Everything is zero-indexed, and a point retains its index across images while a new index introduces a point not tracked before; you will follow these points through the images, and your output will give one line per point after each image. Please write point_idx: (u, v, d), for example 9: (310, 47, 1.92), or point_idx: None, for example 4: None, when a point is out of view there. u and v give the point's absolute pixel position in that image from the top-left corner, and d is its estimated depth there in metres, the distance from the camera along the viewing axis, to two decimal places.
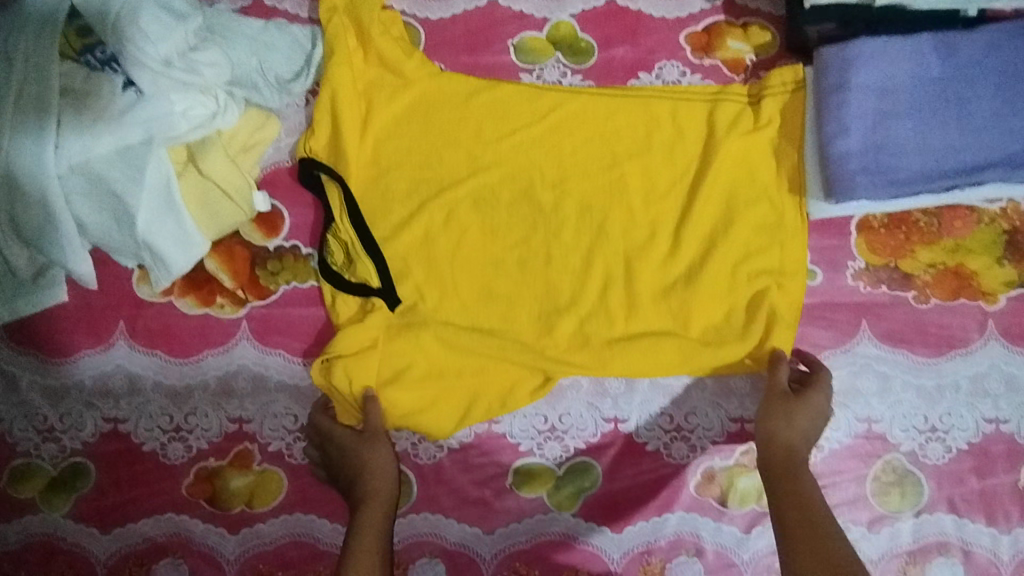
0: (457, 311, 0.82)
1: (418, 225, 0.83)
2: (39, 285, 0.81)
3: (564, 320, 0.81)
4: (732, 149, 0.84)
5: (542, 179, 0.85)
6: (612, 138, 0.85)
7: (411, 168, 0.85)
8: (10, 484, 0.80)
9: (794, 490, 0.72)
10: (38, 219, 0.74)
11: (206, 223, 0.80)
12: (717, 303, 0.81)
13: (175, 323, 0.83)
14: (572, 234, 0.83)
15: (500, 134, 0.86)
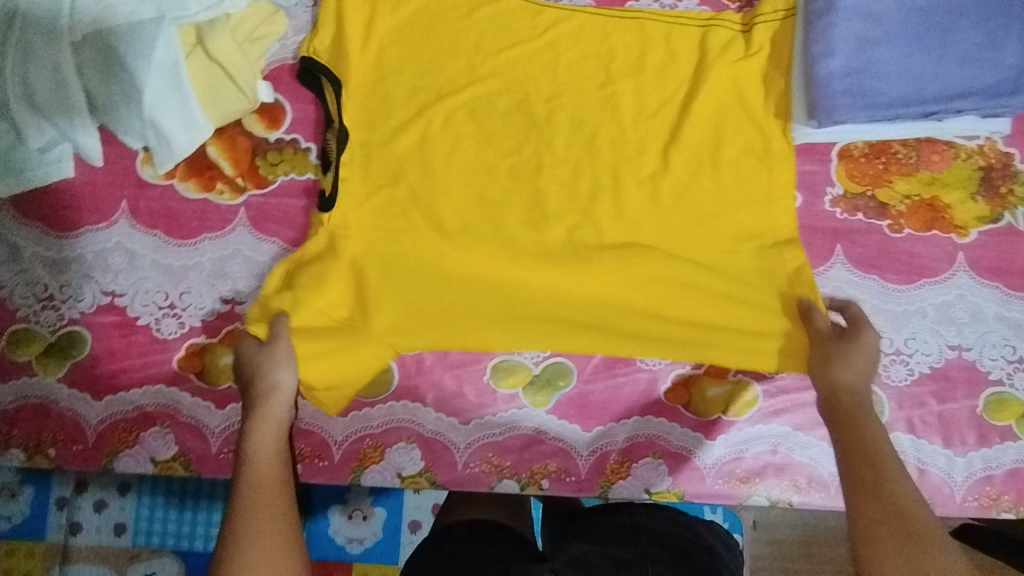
0: (450, 213, 0.84)
1: (416, 128, 0.86)
2: (48, 159, 0.84)
3: (552, 226, 0.84)
4: (721, 75, 0.87)
5: (538, 92, 0.87)
6: (607, 56, 0.88)
7: (410, 74, 0.87)
8: (8, 346, 0.84)
9: (851, 430, 0.72)
10: (48, 85, 0.78)
11: (210, 108, 0.83)
12: (703, 226, 0.84)
13: (176, 205, 0.86)
14: (563, 146, 0.86)
15: (499, 48, 0.88)
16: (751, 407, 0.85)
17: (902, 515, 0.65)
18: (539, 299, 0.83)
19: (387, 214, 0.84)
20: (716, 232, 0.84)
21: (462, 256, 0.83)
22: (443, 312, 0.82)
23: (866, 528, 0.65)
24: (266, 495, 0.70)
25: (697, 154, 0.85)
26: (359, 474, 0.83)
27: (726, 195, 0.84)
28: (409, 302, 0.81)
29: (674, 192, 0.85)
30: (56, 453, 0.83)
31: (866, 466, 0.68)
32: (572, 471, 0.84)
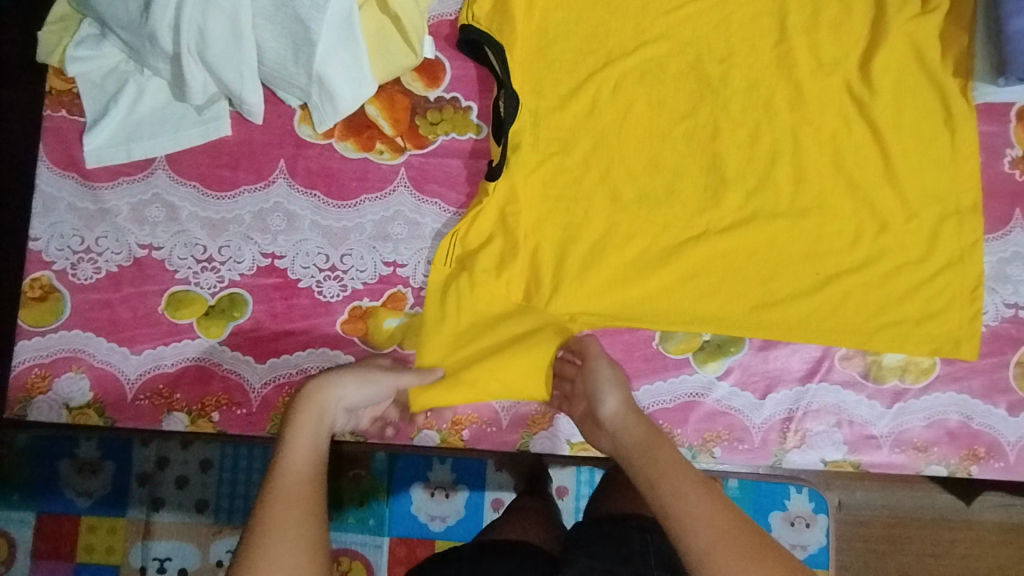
0: (625, 181, 0.80)
1: (585, 93, 0.81)
2: (205, 117, 0.83)
3: (731, 192, 0.80)
4: (899, 31, 0.81)
5: (710, 54, 0.82)
6: (778, 14, 0.82)
7: (578, 39, 0.83)
8: (168, 309, 0.82)
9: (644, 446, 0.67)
10: (224, 38, 0.76)
11: (377, 63, 0.80)
12: (883, 191, 0.80)
13: (335, 165, 0.84)
14: (739, 108, 0.81)
15: (667, 8, 0.83)
16: (928, 375, 0.82)
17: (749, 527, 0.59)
18: (716, 279, 0.79)
19: (557, 187, 0.80)
20: (894, 201, 0.80)
21: (630, 223, 0.80)
22: (617, 285, 0.79)
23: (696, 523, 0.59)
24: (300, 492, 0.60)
25: (877, 117, 0.80)
26: (528, 441, 0.82)
27: (892, 161, 0.80)
28: (587, 281, 0.79)
29: (851, 154, 0.80)
30: (219, 417, 0.81)
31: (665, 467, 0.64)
32: (745, 439, 0.82)
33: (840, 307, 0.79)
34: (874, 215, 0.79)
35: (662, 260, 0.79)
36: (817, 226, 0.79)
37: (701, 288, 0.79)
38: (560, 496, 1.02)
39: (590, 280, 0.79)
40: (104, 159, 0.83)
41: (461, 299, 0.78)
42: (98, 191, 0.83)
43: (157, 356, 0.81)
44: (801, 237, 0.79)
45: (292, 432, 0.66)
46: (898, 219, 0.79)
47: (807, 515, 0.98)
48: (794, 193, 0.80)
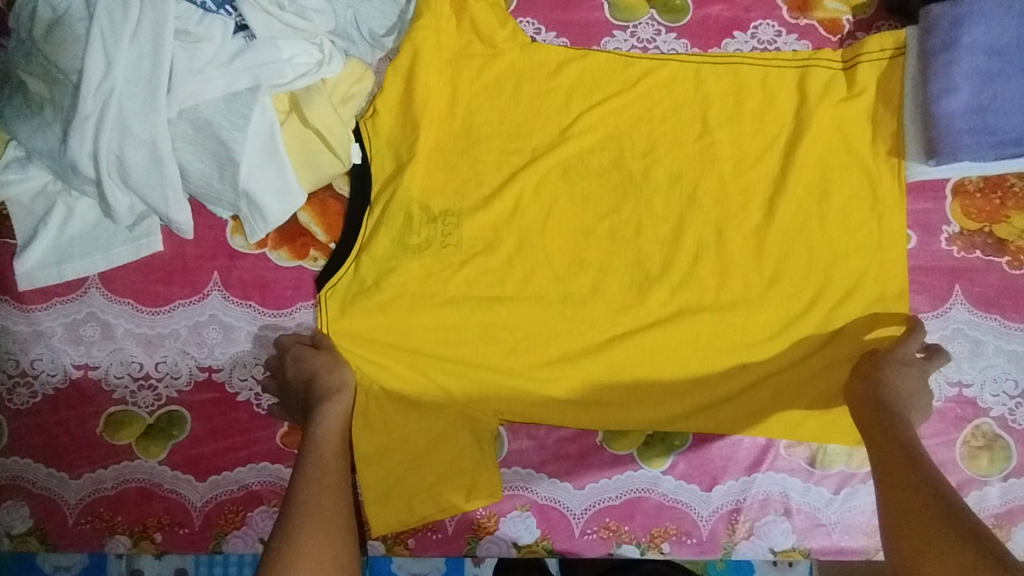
0: (549, 282, 0.80)
1: (508, 192, 0.81)
2: (136, 234, 0.82)
3: (657, 288, 0.80)
4: (823, 117, 0.81)
5: (633, 147, 0.83)
6: (700, 105, 0.83)
7: (502, 138, 0.83)
8: (106, 430, 0.81)
9: (880, 449, 0.69)
10: (145, 164, 0.74)
11: (304, 174, 0.80)
12: (809, 280, 0.80)
13: (269, 274, 0.83)
14: (662, 203, 0.81)
15: (589, 105, 0.83)
16: None
17: (940, 498, 0.60)
18: (640, 375, 0.79)
19: (480, 292, 0.80)
20: (822, 291, 0.80)
21: (560, 324, 0.80)
22: (548, 388, 0.79)
23: (894, 500, 0.63)
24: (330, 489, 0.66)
25: (804, 205, 0.81)
26: (475, 545, 0.81)
27: (837, 253, 0.80)
28: (508, 384, 0.79)
29: (777, 242, 0.80)
30: (162, 538, 0.80)
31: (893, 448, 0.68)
32: (694, 533, 0.81)
33: (767, 397, 0.79)
34: (801, 306, 0.79)
35: (590, 359, 0.79)
36: (741, 321, 0.79)
37: (625, 384, 0.79)
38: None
39: (517, 386, 0.79)
40: (37, 280, 0.81)
41: (382, 408, 0.79)
42: (31, 313, 0.83)
43: (97, 478, 0.81)
44: (727, 331, 0.79)
45: (299, 481, 0.67)
46: (826, 307, 0.79)
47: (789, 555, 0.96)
48: (719, 289, 0.80)
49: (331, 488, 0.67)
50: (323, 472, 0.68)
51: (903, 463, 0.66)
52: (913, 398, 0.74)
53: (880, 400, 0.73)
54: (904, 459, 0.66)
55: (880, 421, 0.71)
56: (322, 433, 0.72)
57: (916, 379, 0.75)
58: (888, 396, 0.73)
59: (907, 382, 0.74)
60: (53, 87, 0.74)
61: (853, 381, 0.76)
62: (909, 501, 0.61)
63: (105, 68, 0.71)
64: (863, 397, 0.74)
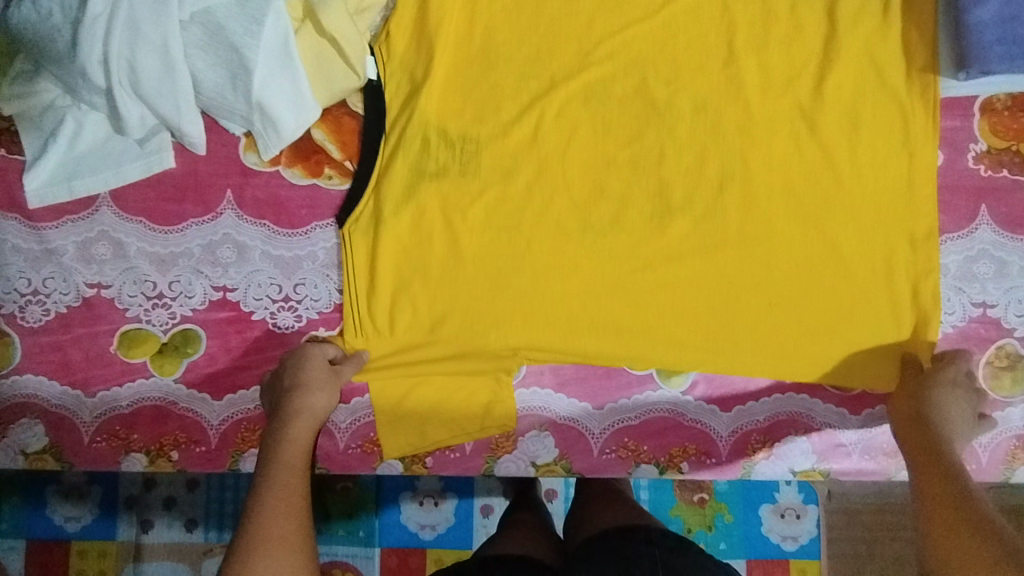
0: (569, 210, 0.78)
1: (527, 117, 0.78)
2: (147, 150, 0.80)
3: (677, 218, 0.78)
4: (850, 44, 0.80)
5: (656, 73, 0.79)
6: (725, 29, 0.80)
7: (520, 62, 0.79)
8: (121, 348, 0.80)
9: (918, 450, 0.72)
10: (155, 69, 0.73)
11: (318, 86, 0.78)
12: (836, 205, 0.79)
13: (284, 192, 0.82)
14: (687, 130, 0.79)
15: (610, 27, 0.80)
16: None
17: (973, 505, 0.65)
18: (665, 308, 0.77)
19: (497, 220, 0.78)
20: (850, 227, 0.78)
21: (580, 253, 0.77)
22: (569, 319, 0.77)
23: (932, 504, 0.67)
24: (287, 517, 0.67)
25: (833, 134, 0.79)
26: (492, 464, 0.81)
27: (863, 178, 0.79)
28: (527, 315, 0.77)
29: (804, 170, 0.79)
30: (179, 456, 0.80)
31: (925, 446, 0.72)
32: (713, 453, 0.80)
33: (794, 330, 0.78)
34: (828, 241, 0.78)
35: (612, 289, 0.77)
36: (765, 249, 0.78)
37: (648, 315, 0.77)
38: (548, 499, 1.07)
39: (536, 318, 0.77)
40: (47, 198, 0.80)
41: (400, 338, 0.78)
42: (42, 231, 0.81)
43: (112, 396, 0.80)
44: (751, 262, 0.78)
45: (257, 499, 0.68)
46: (850, 232, 0.78)
47: (797, 508, 1.06)
48: (744, 222, 0.78)
49: (290, 509, 0.68)
50: (285, 492, 0.68)
51: (936, 466, 0.70)
52: (957, 422, 0.74)
53: (923, 417, 0.73)
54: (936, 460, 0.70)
55: (918, 437, 0.73)
56: (288, 453, 0.71)
57: (962, 405, 0.74)
58: (936, 419, 0.73)
59: (953, 409, 0.74)
60: None
61: (899, 397, 0.77)
62: (944, 499, 0.67)
63: None
64: (904, 411, 0.76)
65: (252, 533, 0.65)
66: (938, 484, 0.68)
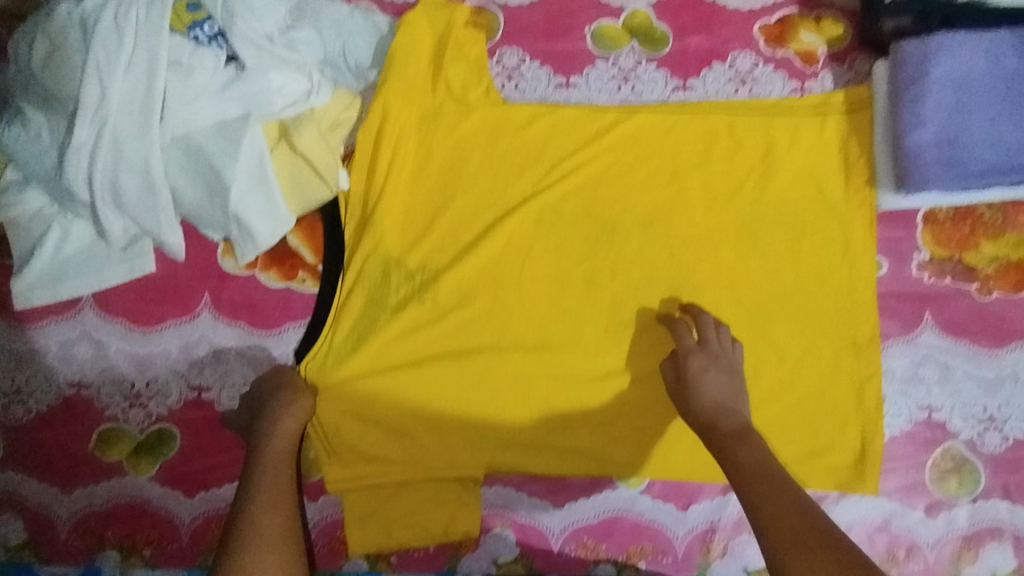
0: (527, 330, 0.84)
1: (483, 244, 0.85)
2: (129, 255, 0.84)
3: (631, 333, 0.84)
4: (789, 164, 0.86)
5: (603, 198, 0.86)
6: (670, 155, 0.87)
7: (477, 191, 0.86)
8: (98, 447, 0.83)
9: (732, 462, 0.69)
10: (137, 189, 0.76)
11: (291, 198, 0.82)
12: (781, 317, 0.84)
13: (259, 295, 0.86)
14: (635, 249, 0.86)
15: (561, 155, 0.87)
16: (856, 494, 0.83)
17: (821, 524, 0.61)
18: (621, 417, 0.83)
19: (459, 341, 0.84)
20: (794, 337, 0.84)
21: (537, 370, 0.83)
22: (527, 431, 0.82)
23: (779, 524, 0.62)
24: (277, 506, 0.71)
25: (778, 247, 0.85)
26: (456, 563, 0.83)
27: (805, 284, 0.85)
28: (484, 425, 0.82)
29: (749, 280, 0.85)
30: (150, 552, 0.82)
31: (755, 469, 0.68)
32: (669, 552, 0.83)
33: None
34: (774, 350, 0.84)
35: (567, 403, 0.83)
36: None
37: (600, 418, 0.82)
38: None
39: (496, 430, 0.82)
40: (33, 299, 0.84)
41: (368, 450, 0.82)
42: (27, 331, 0.85)
43: (88, 494, 0.83)
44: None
45: (247, 498, 0.71)
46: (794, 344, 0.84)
47: None
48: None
49: (279, 504, 0.71)
50: (275, 476, 0.73)
51: (771, 480, 0.66)
52: (729, 395, 0.75)
53: (711, 423, 0.73)
54: (765, 470, 0.67)
55: (723, 440, 0.72)
56: (273, 448, 0.75)
57: (718, 379, 0.76)
58: (710, 405, 0.74)
59: (708, 387, 0.76)
60: (51, 116, 0.76)
61: (689, 407, 0.76)
62: (795, 526, 0.62)
63: (100, 98, 0.73)
64: (699, 416, 0.75)
65: (249, 531, 0.68)
66: (784, 512, 0.63)
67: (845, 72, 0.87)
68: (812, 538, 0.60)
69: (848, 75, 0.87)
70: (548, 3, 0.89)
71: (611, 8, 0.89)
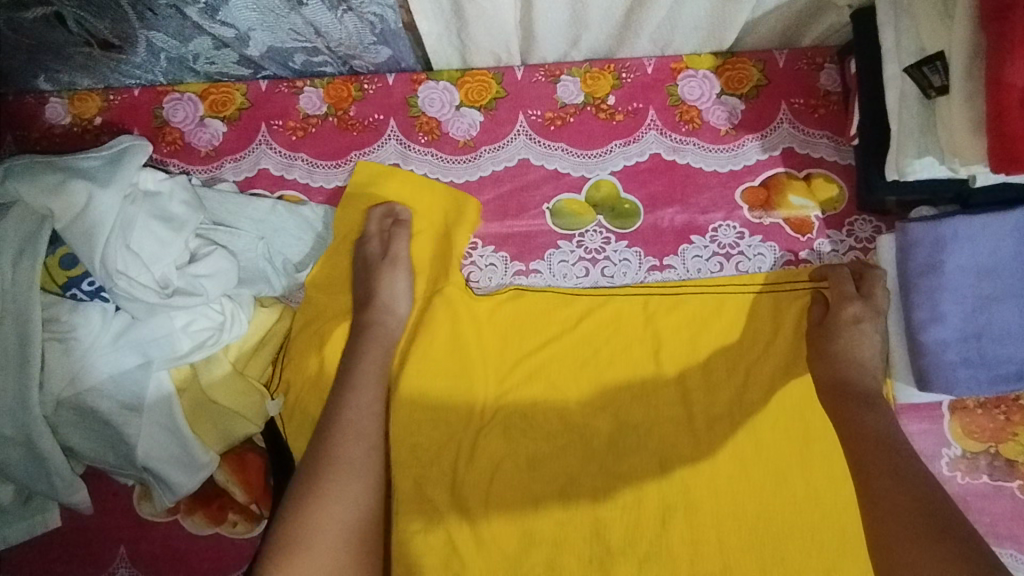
0: (497, 565, 0.70)
1: (445, 458, 0.73)
2: (30, 509, 0.72)
3: (619, 564, 0.70)
4: (792, 349, 0.74)
5: (579, 398, 0.74)
6: (652, 342, 0.75)
7: (433, 398, 0.74)
8: None
9: (846, 427, 0.64)
10: (23, 461, 0.65)
11: (212, 440, 0.69)
12: (802, 538, 0.70)
13: (182, 546, 0.73)
14: (619, 460, 0.73)
15: (529, 348, 0.75)
16: None
17: (929, 502, 0.55)
18: None
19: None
20: (809, 557, 0.70)
21: None
22: None
23: (879, 483, 0.58)
24: (348, 452, 0.61)
25: (782, 447, 0.73)
26: None
27: (820, 495, 0.71)
28: None
29: (756, 487, 0.72)
30: None
31: (870, 439, 0.62)
32: None
33: None
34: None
35: None
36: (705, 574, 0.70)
37: None
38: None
39: None
40: None
41: None
42: None
43: None
44: None
45: (337, 396, 0.65)
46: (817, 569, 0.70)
47: None
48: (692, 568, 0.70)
49: (358, 438, 0.62)
50: (348, 440, 0.62)
51: (876, 441, 0.62)
52: (876, 358, 0.69)
53: (843, 380, 0.68)
54: (876, 438, 0.62)
55: (845, 402, 0.66)
56: (345, 416, 0.64)
57: (873, 334, 0.69)
58: (845, 363, 0.68)
59: (865, 339, 0.70)
60: None
61: (830, 341, 0.70)
62: (905, 512, 0.54)
63: None
64: (830, 379, 0.68)
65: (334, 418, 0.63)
66: (900, 490, 0.56)
67: (844, 239, 0.76)
68: (930, 528, 0.53)
69: (849, 242, 0.76)
70: (498, 178, 0.79)
71: (572, 178, 0.79)
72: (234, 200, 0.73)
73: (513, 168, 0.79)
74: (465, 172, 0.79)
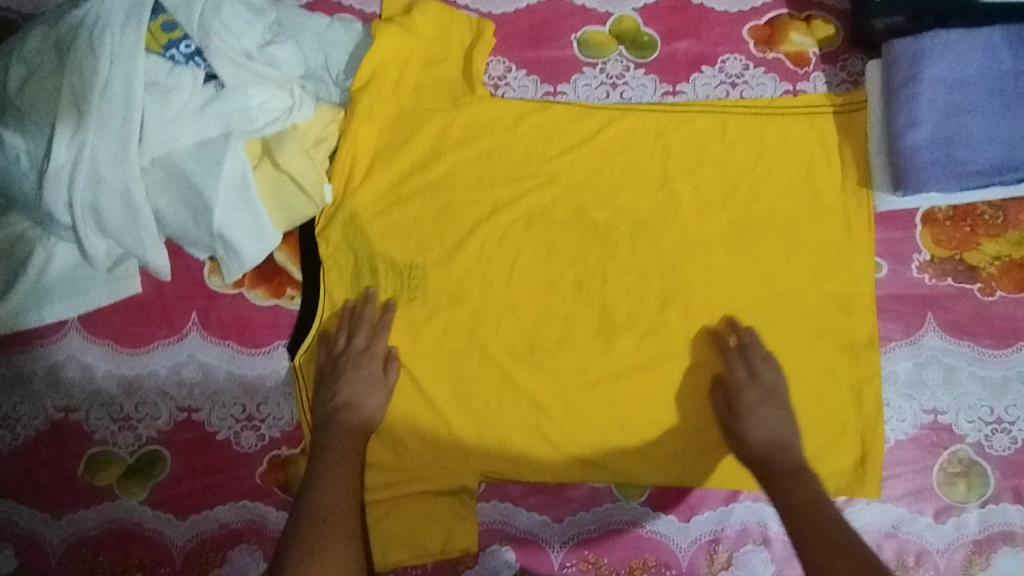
0: (518, 334, 0.83)
1: (474, 242, 0.84)
2: (115, 276, 0.83)
3: (622, 337, 0.82)
4: (786, 162, 0.84)
5: (595, 199, 0.85)
6: (662, 154, 0.85)
7: (465, 189, 0.85)
8: (88, 471, 0.83)
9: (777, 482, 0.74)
10: (118, 211, 0.75)
11: (278, 216, 0.80)
12: (779, 322, 0.82)
13: (246, 314, 0.85)
14: (627, 252, 0.84)
15: (553, 153, 0.86)
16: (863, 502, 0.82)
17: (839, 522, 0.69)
18: (611, 425, 0.82)
19: (449, 346, 0.83)
20: (790, 338, 0.82)
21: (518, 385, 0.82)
22: (520, 442, 0.82)
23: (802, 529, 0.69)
24: (343, 491, 0.73)
25: (770, 247, 0.83)
26: None
27: None
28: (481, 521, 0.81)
29: (735, 341, 0.80)
30: None
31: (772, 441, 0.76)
32: (673, 565, 0.81)
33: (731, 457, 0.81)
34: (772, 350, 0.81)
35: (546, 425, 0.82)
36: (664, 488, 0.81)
37: (604, 431, 0.82)
38: None
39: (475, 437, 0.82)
40: (16, 325, 0.82)
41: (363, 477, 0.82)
42: (14, 357, 0.85)
43: (78, 519, 0.82)
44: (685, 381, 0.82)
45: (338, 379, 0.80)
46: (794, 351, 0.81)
47: None
48: (686, 381, 0.82)
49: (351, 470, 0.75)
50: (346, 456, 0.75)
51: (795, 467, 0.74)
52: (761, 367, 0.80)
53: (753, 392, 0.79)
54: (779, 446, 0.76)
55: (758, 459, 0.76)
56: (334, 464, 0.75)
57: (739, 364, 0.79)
58: (765, 442, 0.76)
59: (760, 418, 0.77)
60: (29, 139, 0.75)
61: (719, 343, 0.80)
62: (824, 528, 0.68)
63: (78, 123, 0.73)
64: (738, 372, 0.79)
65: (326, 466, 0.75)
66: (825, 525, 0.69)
67: (837, 73, 0.87)
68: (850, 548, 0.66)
69: (841, 76, 0.87)
70: (533, 10, 0.90)
71: (598, 13, 0.89)
72: (299, 14, 0.84)
73: (547, 2, 0.90)
74: (504, 4, 0.90)
